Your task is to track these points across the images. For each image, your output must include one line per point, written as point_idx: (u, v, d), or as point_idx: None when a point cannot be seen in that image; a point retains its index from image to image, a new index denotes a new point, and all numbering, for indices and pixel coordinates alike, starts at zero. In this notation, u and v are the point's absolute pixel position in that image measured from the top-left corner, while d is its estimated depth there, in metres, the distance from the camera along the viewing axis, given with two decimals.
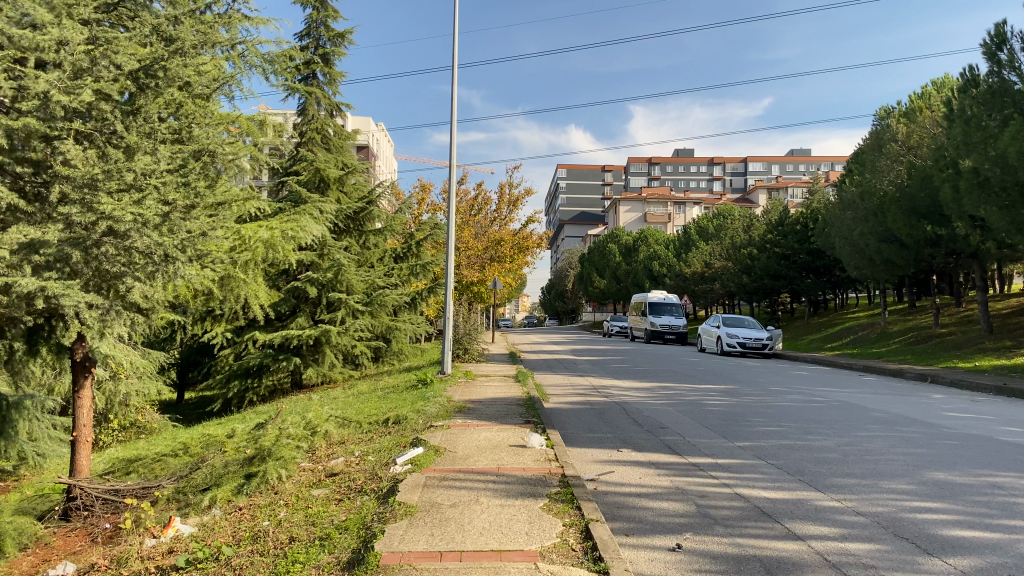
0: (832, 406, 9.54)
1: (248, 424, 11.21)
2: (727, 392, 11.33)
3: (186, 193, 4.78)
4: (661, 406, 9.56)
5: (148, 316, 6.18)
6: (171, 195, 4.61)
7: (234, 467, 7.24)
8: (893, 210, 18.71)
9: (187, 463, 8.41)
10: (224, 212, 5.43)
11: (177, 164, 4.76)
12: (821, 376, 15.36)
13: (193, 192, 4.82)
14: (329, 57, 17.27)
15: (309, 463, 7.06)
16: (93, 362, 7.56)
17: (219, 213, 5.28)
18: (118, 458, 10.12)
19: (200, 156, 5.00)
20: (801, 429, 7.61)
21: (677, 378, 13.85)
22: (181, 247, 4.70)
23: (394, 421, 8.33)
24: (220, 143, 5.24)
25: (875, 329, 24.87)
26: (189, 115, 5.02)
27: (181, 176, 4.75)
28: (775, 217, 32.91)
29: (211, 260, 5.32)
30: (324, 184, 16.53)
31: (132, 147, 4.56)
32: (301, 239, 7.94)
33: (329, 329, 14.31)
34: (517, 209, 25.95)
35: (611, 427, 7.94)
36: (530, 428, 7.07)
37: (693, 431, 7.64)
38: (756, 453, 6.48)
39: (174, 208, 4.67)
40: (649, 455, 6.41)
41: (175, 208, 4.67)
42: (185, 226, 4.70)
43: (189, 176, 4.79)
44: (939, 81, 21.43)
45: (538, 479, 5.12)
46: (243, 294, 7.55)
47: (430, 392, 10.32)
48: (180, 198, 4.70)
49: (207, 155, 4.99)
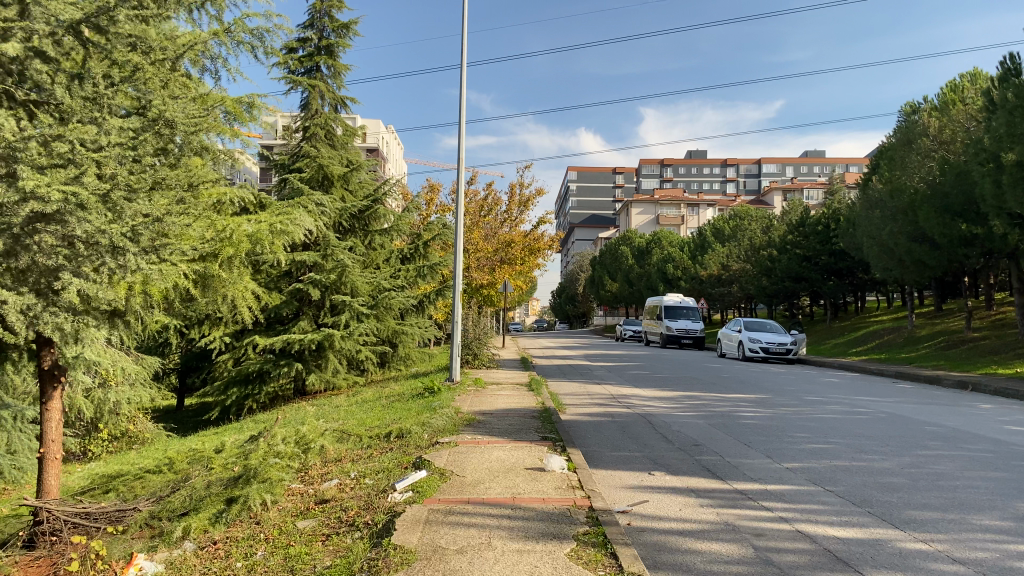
0: (880, 419, 8.65)
1: (241, 436, 10.44)
2: (759, 402, 10.45)
3: (145, 171, 4.22)
4: (690, 419, 8.72)
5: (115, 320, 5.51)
6: (111, 169, 4.00)
7: (216, 490, 6.48)
8: (925, 207, 17.85)
9: (170, 482, 7.65)
10: (192, 198, 4.77)
11: (128, 137, 4.17)
12: (854, 384, 14.46)
13: (142, 170, 4.19)
14: (334, 48, 16.50)
15: (301, 484, 6.26)
16: (62, 372, 6.81)
17: (187, 200, 4.62)
18: (100, 475, 9.32)
19: (160, 131, 4.46)
20: (854, 448, 6.74)
21: (701, 386, 13.00)
22: (131, 234, 4.06)
23: (397, 436, 7.52)
24: (189, 116, 4.61)
25: (902, 333, 23.88)
26: (145, 83, 4.51)
27: (140, 152, 4.20)
28: (796, 219, 31.96)
29: (179, 255, 4.64)
30: (328, 180, 15.75)
31: (76, 117, 4.07)
32: (296, 234, 7.17)
33: (333, 333, 13.53)
34: (528, 210, 25.11)
35: (639, 444, 7.10)
36: (548, 447, 6.25)
37: (732, 449, 6.81)
38: (810, 478, 5.66)
39: (117, 188, 4.03)
40: (687, 481, 5.58)
41: (116, 187, 4.01)
42: (133, 207, 4.04)
43: (141, 151, 4.20)
44: (971, 74, 20.51)
45: (560, 514, 4.30)
46: (229, 296, 6.81)
47: (437, 402, 9.52)
48: (128, 174, 4.09)
49: (167, 128, 4.43)
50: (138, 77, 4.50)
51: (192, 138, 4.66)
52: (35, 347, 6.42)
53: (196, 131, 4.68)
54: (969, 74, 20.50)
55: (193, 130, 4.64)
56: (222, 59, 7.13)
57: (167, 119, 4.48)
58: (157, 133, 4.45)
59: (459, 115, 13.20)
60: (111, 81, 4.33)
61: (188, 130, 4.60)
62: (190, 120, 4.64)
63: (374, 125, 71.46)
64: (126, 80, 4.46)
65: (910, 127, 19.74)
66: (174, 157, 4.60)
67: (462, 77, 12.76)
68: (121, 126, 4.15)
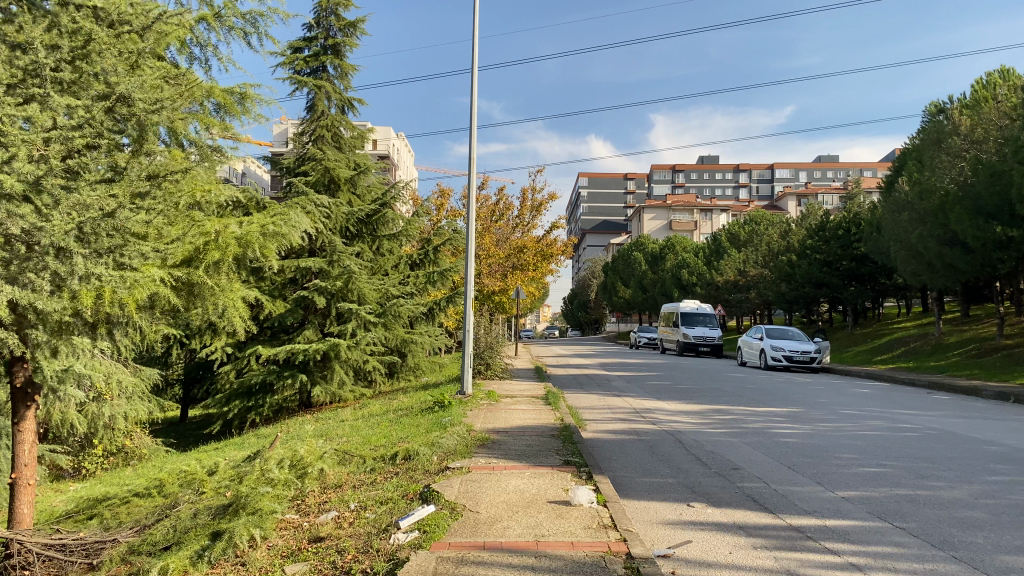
0: (931, 437, 7.91)
1: (240, 453, 9.82)
2: (792, 417, 9.73)
3: (93, 158, 4.10)
4: (724, 438, 8.01)
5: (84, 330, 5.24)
6: (41, 151, 3.85)
7: (204, 519, 5.86)
8: (957, 209, 17.12)
9: (157, 508, 7.02)
10: (159, 188, 4.56)
11: (78, 120, 4.07)
12: (888, 395, 13.67)
13: (81, 156, 4.08)
14: (341, 47, 15.94)
15: (297, 517, 5.60)
16: (37, 390, 6.15)
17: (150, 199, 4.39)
18: (86, 497, 8.67)
19: (114, 108, 4.32)
20: (913, 474, 6.02)
21: (728, 398, 12.26)
22: (77, 235, 3.83)
23: (404, 459, 6.85)
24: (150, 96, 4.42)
25: (929, 340, 23.03)
26: (99, 54, 4.35)
27: (84, 132, 4.08)
28: (816, 223, 31.16)
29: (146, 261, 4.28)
30: (334, 184, 15.14)
31: (5, 86, 3.94)
32: (296, 238, 6.47)
33: (338, 343, 12.88)
34: (540, 215, 24.42)
35: (672, 468, 6.39)
36: (572, 474, 5.56)
37: (777, 475, 6.09)
38: (873, 511, 4.95)
39: (54, 174, 3.87)
40: (733, 515, 4.88)
41: (50, 173, 3.83)
42: (71, 196, 3.85)
43: (87, 129, 4.09)
44: (1001, 72, 19.75)
45: (593, 565, 3.60)
46: (220, 306, 6.19)
47: (448, 418, 8.84)
48: (60, 158, 3.93)
49: (121, 105, 4.29)
50: (91, 48, 4.34)
51: (154, 117, 4.43)
52: (6, 361, 5.78)
53: (159, 110, 4.46)
54: (999, 72, 19.72)
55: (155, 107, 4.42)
56: (211, 45, 6.54)
57: (121, 95, 4.33)
58: (111, 111, 4.33)
59: (469, 113, 12.54)
60: (55, 50, 4.20)
61: (148, 112, 4.39)
62: (151, 98, 4.44)
63: (385, 133, 71.20)
64: (77, 54, 4.32)
65: (940, 125, 18.99)
66: (135, 142, 4.45)
67: (472, 72, 12.11)
68: (68, 104, 4.04)
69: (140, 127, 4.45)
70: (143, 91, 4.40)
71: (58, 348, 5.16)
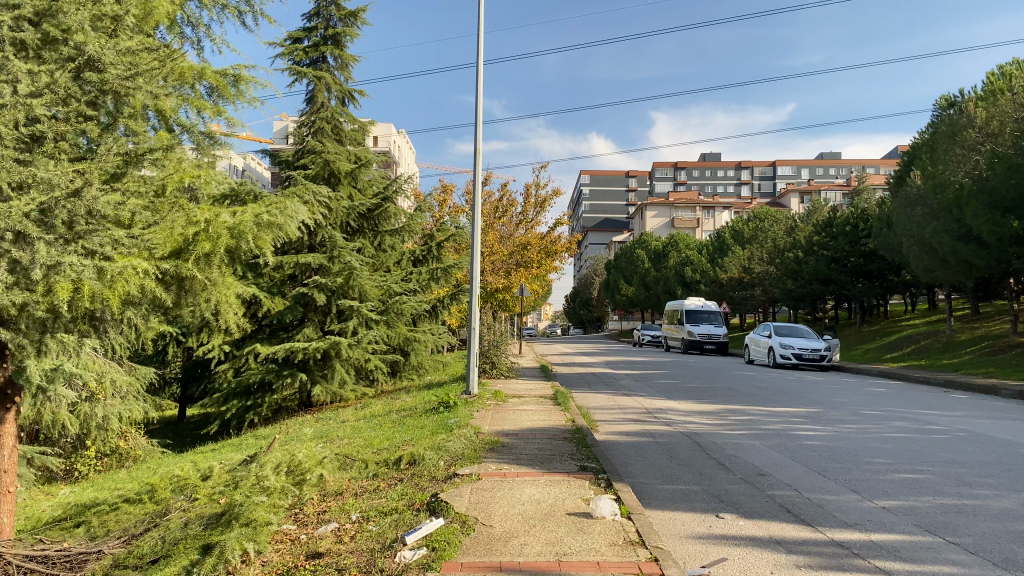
0: (963, 439, 7.51)
1: (236, 456, 9.40)
2: (812, 417, 9.33)
3: (49, 125, 4.56)
4: (745, 441, 7.61)
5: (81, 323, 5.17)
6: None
7: (195, 530, 5.47)
8: (972, 204, 16.76)
9: (147, 516, 6.62)
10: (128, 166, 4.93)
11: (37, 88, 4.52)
12: (907, 395, 13.25)
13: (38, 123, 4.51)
14: (341, 38, 15.53)
15: (294, 527, 5.22)
16: (17, 392, 5.79)
17: (144, 176, 5.07)
18: (74, 503, 8.24)
19: (81, 71, 4.85)
20: (956, 481, 5.62)
21: (744, 398, 11.85)
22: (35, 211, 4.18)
23: (409, 464, 6.45)
24: (116, 64, 4.87)
25: (941, 338, 22.62)
26: (67, 11, 4.74)
27: (45, 97, 4.56)
28: (823, 219, 30.73)
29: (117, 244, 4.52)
30: (335, 178, 14.64)
31: None
32: (295, 230, 6.06)
33: (339, 341, 12.47)
34: (544, 211, 24.00)
35: (695, 474, 6.00)
36: (591, 482, 5.17)
37: (810, 482, 5.70)
38: (923, 524, 4.55)
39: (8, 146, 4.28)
40: (769, 529, 4.48)
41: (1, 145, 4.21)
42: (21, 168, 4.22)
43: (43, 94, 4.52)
44: (1014, 65, 19.39)
45: None
46: (214, 303, 5.79)
47: (454, 419, 8.44)
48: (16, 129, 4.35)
49: (89, 66, 4.82)
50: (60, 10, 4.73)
51: (127, 85, 4.95)
52: None
53: (132, 79, 4.99)
54: (1013, 65, 19.34)
55: (129, 80, 4.95)
56: (205, 26, 6.23)
57: (90, 58, 4.84)
58: (80, 76, 4.84)
59: (474, 103, 12.14)
60: (16, 10, 4.64)
61: (120, 80, 4.91)
62: (122, 67, 4.95)
63: (384, 130, 70.64)
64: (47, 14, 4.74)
65: (955, 118, 18.50)
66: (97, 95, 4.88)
67: (476, 59, 11.70)
68: (29, 70, 4.49)
69: (114, 96, 4.96)
70: (114, 59, 4.91)
71: (44, 349, 5.16)
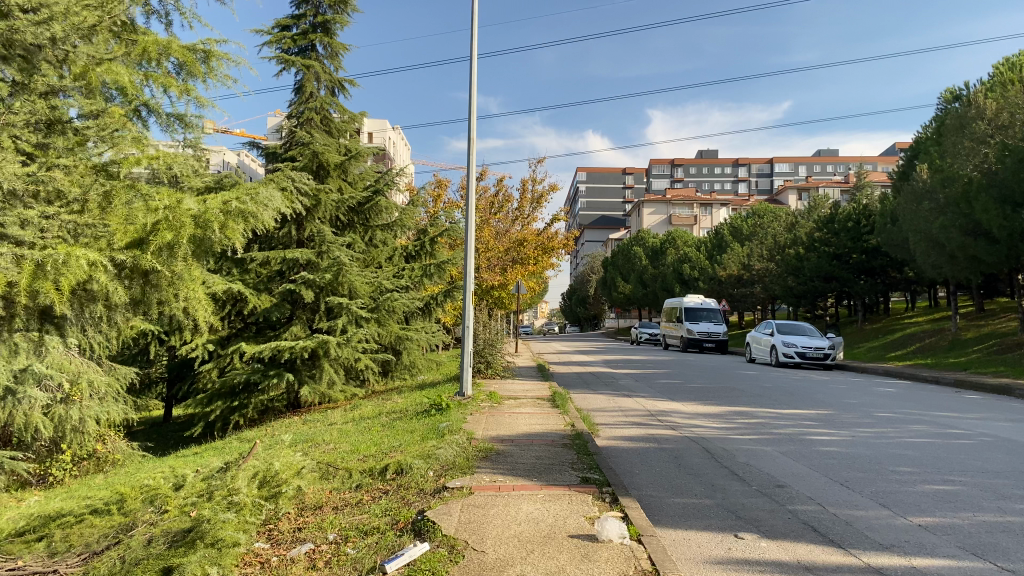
0: (990, 445, 7.01)
1: (216, 461, 8.85)
2: (825, 421, 8.82)
3: None
4: (758, 447, 7.10)
5: (26, 316, 5.03)
6: None
7: (159, 548, 4.91)
8: (982, 197, 16.16)
9: (111, 531, 6.10)
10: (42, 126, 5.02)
11: None
12: (918, 395, 12.79)
13: None
14: (330, 25, 14.98)
15: (267, 547, 4.75)
16: None
17: (89, 150, 5.09)
18: (39, 514, 7.67)
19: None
20: (993, 494, 5.13)
21: (750, 399, 11.36)
22: None
23: (395, 474, 5.94)
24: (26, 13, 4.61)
25: (946, 336, 22.15)
26: None
27: None
28: (825, 215, 30.22)
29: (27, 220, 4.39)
30: (323, 170, 14.12)
31: None
32: (272, 220, 5.42)
33: (328, 340, 11.91)
34: (541, 207, 23.48)
35: (707, 485, 5.51)
36: (595, 497, 4.67)
37: (833, 494, 5.21)
38: (967, 547, 4.05)
39: None
40: (795, 552, 3.99)
41: None
42: None
43: None
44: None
45: None
46: (186, 302, 5.15)
47: (445, 423, 7.95)
48: None
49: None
50: None
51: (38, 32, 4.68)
52: None
53: (47, 26, 4.71)
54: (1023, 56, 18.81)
55: (40, 26, 4.68)
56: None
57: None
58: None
59: (468, 91, 11.62)
60: None
61: (32, 30, 4.66)
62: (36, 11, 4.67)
63: (380, 125, 69.99)
64: None
65: (963, 111, 17.98)
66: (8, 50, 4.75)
67: (472, 43, 11.19)
68: None
69: (23, 54, 4.86)
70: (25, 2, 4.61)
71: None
